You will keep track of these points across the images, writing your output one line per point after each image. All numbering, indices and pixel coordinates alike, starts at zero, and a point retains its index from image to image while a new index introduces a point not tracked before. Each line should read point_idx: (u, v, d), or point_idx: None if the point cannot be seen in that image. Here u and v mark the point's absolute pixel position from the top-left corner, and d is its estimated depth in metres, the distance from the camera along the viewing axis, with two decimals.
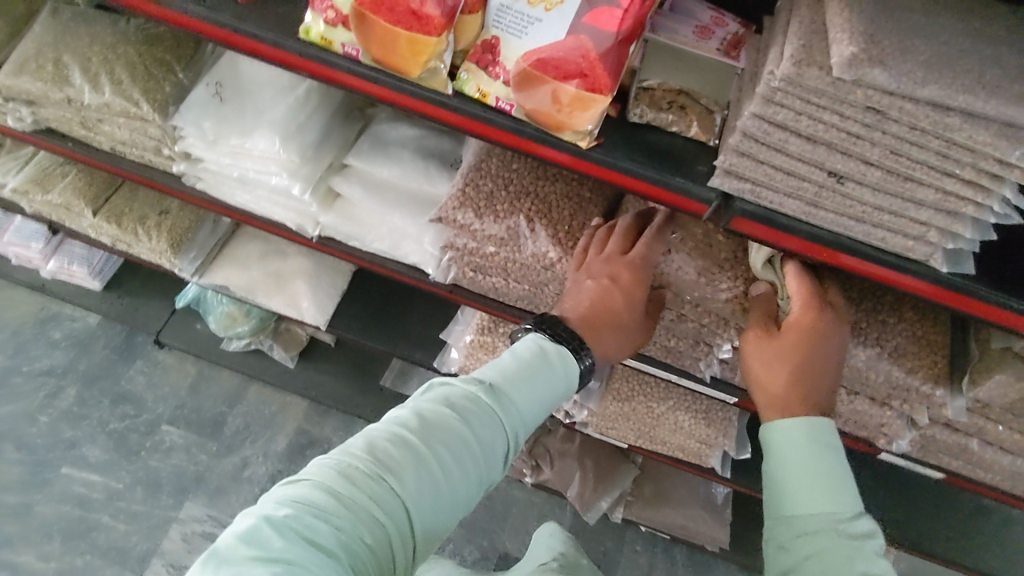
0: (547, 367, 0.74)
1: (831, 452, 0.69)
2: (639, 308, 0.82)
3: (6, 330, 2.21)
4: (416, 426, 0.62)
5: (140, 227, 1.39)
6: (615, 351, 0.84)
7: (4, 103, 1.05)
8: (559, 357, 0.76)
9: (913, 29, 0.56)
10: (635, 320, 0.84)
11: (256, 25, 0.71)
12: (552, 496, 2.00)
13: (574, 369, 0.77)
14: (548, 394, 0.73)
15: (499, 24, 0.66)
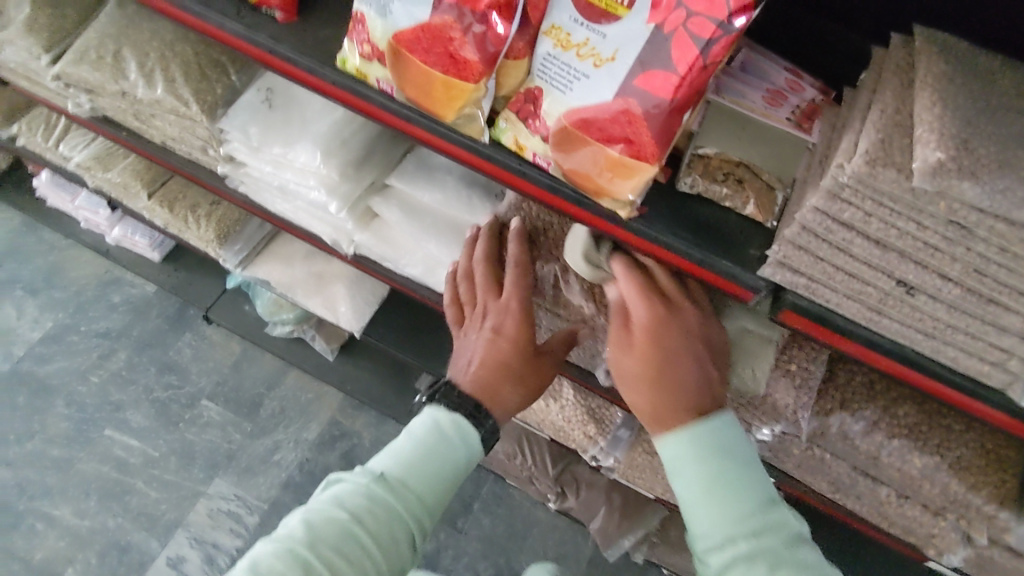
0: (445, 443, 0.75)
1: (728, 454, 0.65)
2: (530, 356, 0.83)
3: (70, 289, 2.31)
4: (301, 537, 0.65)
5: (191, 215, 1.41)
6: (521, 404, 0.84)
7: (63, 88, 1.06)
8: (458, 429, 0.76)
9: (1011, 137, 0.49)
10: (531, 368, 0.84)
11: (293, 49, 0.67)
12: (575, 523, 1.92)
13: (475, 439, 0.77)
14: (451, 470, 0.74)
15: (543, 75, 0.60)
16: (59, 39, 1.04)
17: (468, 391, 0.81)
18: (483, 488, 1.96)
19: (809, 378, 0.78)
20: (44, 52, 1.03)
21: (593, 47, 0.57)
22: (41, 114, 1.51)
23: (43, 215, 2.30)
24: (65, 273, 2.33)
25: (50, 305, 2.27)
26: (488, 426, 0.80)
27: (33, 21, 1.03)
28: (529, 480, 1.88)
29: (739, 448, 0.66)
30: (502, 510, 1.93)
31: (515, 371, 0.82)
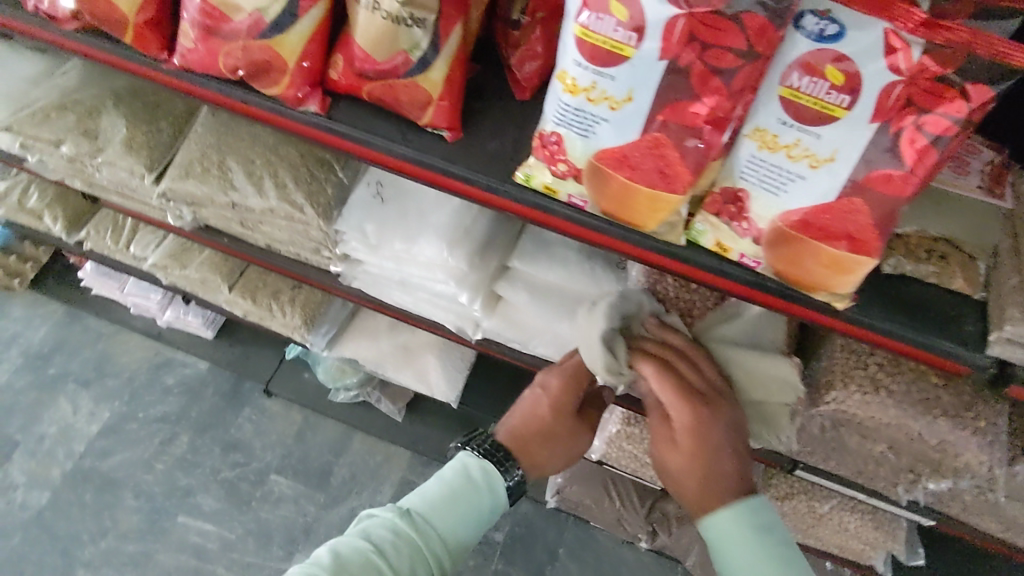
0: (472, 488, 0.80)
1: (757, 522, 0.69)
2: (566, 420, 0.91)
3: (122, 376, 2.02)
4: (327, 563, 0.68)
5: (274, 302, 1.40)
6: (546, 464, 0.90)
7: (164, 202, 1.04)
8: (485, 474, 0.82)
9: None
10: (563, 432, 0.91)
11: (466, 168, 0.66)
12: (662, 556, 1.76)
13: (502, 489, 0.82)
14: (474, 513, 0.79)
15: (748, 177, 0.59)
16: (159, 156, 1.02)
17: (501, 438, 0.89)
18: (566, 532, 1.80)
19: (997, 429, 0.76)
20: (146, 172, 1.01)
21: (806, 147, 0.56)
22: (107, 215, 1.49)
23: (66, 303, 2.09)
24: (115, 360, 2.05)
25: (99, 396, 1.99)
26: (517, 478, 0.85)
27: (132, 140, 1.02)
28: (617, 523, 1.69)
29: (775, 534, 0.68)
30: (588, 552, 1.76)
31: (546, 428, 0.90)
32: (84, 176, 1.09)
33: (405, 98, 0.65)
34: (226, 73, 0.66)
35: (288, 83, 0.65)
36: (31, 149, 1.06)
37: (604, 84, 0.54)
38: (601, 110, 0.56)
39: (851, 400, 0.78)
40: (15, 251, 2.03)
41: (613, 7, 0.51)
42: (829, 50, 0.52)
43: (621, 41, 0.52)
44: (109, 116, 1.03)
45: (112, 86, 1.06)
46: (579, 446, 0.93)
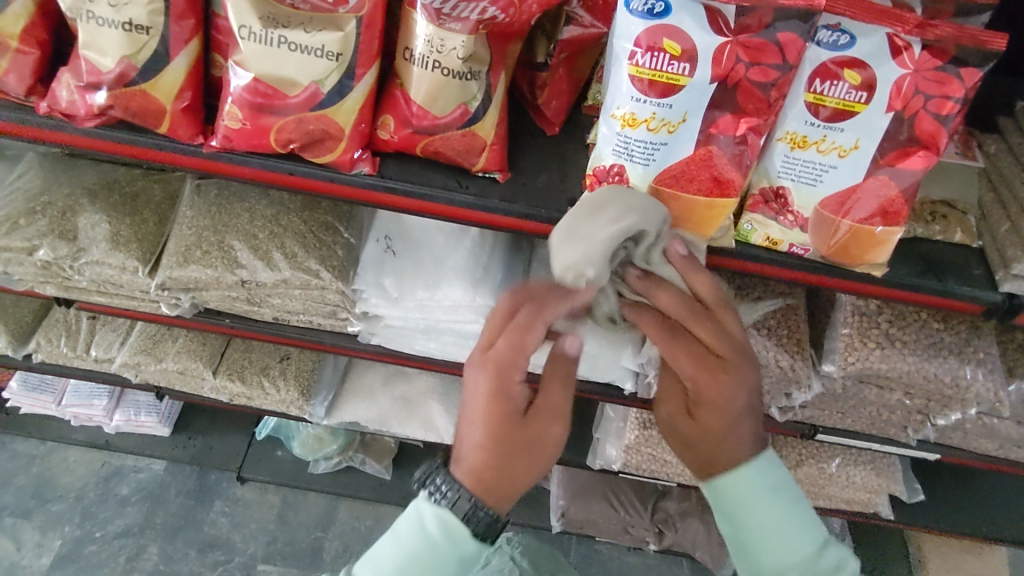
0: (431, 550, 0.60)
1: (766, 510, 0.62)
2: (508, 406, 0.62)
3: (68, 498, 1.73)
4: None
5: (265, 379, 1.35)
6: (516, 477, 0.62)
7: (161, 293, 0.98)
8: (443, 529, 0.59)
9: None
10: (518, 426, 0.62)
11: (528, 204, 0.70)
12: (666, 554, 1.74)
13: (469, 546, 0.61)
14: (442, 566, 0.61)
15: (787, 175, 0.67)
16: (151, 247, 0.98)
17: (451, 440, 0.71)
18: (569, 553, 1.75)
19: (992, 357, 0.89)
20: (140, 264, 0.97)
21: (833, 141, 0.65)
22: (57, 321, 1.38)
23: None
24: (62, 481, 1.75)
25: (46, 525, 1.68)
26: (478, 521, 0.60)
27: (118, 234, 0.97)
28: (623, 531, 1.65)
29: (780, 479, 0.63)
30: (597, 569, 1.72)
31: (486, 441, 0.61)
32: (60, 281, 1.01)
33: (458, 147, 0.68)
34: (277, 148, 0.66)
35: (343, 149, 0.66)
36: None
37: (664, 111, 0.61)
38: (660, 136, 0.62)
39: (872, 355, 0.87)
40: None
41: (665, 44, 0.58)
42: (844, 57, 0.61)
43: (677, 73, 0.59)
44: (86, 214, 0.98)
45: (83, 183, 1.01)
46: (548, 439, 0.63)
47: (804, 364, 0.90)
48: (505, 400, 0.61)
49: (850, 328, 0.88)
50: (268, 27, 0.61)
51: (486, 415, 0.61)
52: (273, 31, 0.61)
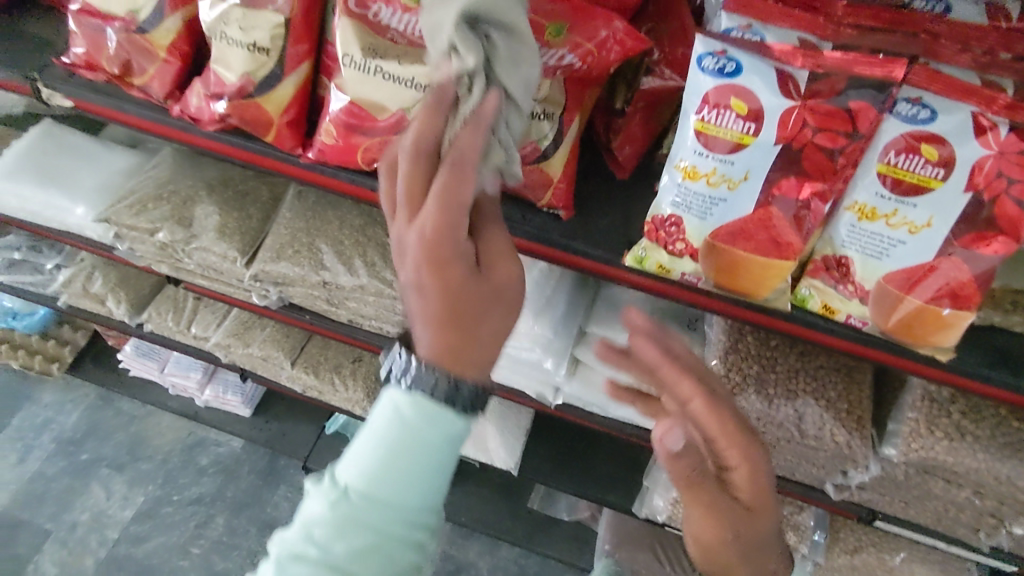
0: (407, 429, 0.56)
1: None
2: (445, 260, 0.52)
3: (155, 459, 1.89)
4: None
5: (336, 376, 1.44)
6: (464, 343, 0.55)
7: (253, 283, 1.09)
8: (415, 408, 0.55)
9: None
10: (455, 275, 0.53)
11: (587, 243, 0.72)
12: None
13: (452, 426, 0.56)
14: (430, 462, 0.56)
15: (852, 245, 0.65)
16: (251, 241, 1.09)
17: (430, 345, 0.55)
18: None
19: None
20: (239, 255, 1.08)
21: (904, 215, 0.63)
22: (168, 298, 1.54)
23: (97, 385, 1.98)
24: (152, 443, 1.92)
25: (133, 480, 1.85)
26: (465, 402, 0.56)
27: (226, 226, 1.09)
28: None
29: None
30: None
31: (435, 311, 0.53)
32: (173, 261, 1.14)
33: (526, 181, 0.71)
34: (363, 165, 0.73)
35: None
36: (125, 238, 1.13)
37: (726, 167, 0.61)
38: (720, 191, 0.63)
39: (939, 446, 0.81)
40: (53, 337, 1.92)
41: (733, 102, 0.59)
42: (923, 131, 0.60)
43: (741, 131, 0.60)
44: (202, 205, 1.11)
45: (205, 178, 1.14)
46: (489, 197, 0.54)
47: (862, 443, 0.86)
48: (442, 236, 0.52)
49: (917, 414, 0.83)
50: (368, 56, 0.67)
51: (428, 300, 0.53)
52: (371, 60, 0.67)
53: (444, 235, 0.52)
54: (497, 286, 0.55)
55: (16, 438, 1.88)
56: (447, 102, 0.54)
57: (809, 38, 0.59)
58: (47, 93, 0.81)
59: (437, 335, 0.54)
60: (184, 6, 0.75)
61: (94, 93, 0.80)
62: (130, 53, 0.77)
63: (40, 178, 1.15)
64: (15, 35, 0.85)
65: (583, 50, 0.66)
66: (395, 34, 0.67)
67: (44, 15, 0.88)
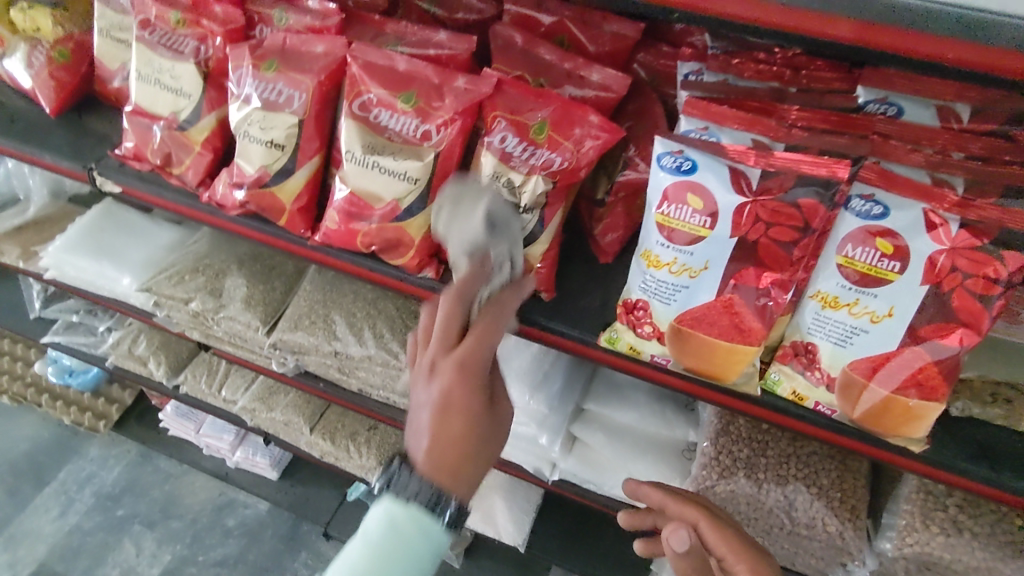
0: (399, 539, 0.62)
1: None
2: (471, 396, 0.63)
3: (185, 518, 1.95)
4: None
5: (352, 443, 1.48)
6: (452, 469, 0.63)
7: (272, 351, 1.16)
8: (410, 521, 0.62)
9: None
10: (473, 411, 0.63)
11: (565, 324, 0.76)
12: None
13: (440, 535, 0.63)
14: (409, 567, 0.62)
15: (817, 332, 0.67)
16: (273, 311, 1.17)
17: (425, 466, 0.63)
18: None
19: None
20: (262, 324, 1.16)
21: (865, 305, 0.65)
22: (203, 361, 1.64)
23: (137, 443, 2.07)
24: (181, 503, 1.98)
25: (162, 539, 1.90)
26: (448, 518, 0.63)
27: (251, 297, 1.17)
28: None
29: None
30: None
31: (459, 439, 0.63)
32: (203, 328, 1.23)
33: None
34: (362, 248, 0.79)
35: (413, 255, 0.78)
36: (163, 306, 1.23)
37: (686, 257, 0.66)
38: (682, 279, 0.67)
39: (933, 541, 0.79)
40: (104, 395, 2.05)
41: (689, 199, 0.64)
42: (877, 227, 0.62)
43: (699, 225, 0.64)
44: (232, 277, 1.20)
45: (238, 252, 1.24)
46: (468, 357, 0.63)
47: (856, 535, 0.84)
48: (470, 378, 0.62)
49: (912, 508, 0.81)
50: (366, 153, 0.75)
51: (442, 428, 0.62)
52: (369, 156, 0.75)
53: (479, 365, 0.63)
54: (498, 424, 0.66)
55: (60, 491, 1.97)
56: (487, 274, 0.66)
57: (762, 140, 0.64)
58: (101, 180, 0.93)
59: (435, 452, 0.63)
60: (217, 109, 0.87)
61: (138, 180, 0.91)
62: (171, 147, 0.88)
63: (95, 251, 1.28)
64: (82, 131, 0.98)
65: (561, 147, 0.72)
66: (392, 134, 0.75)
67: (107, 113, 1.01)
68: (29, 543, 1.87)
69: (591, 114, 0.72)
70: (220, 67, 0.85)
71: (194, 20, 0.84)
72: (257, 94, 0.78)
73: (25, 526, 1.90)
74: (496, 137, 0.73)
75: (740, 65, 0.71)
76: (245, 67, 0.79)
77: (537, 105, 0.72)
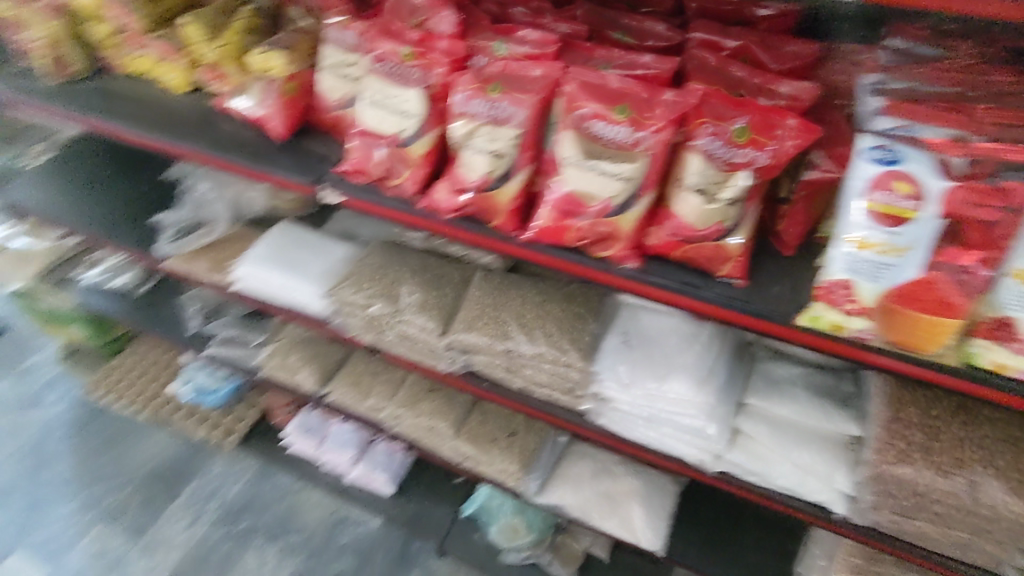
0: None
1: None
2: None
3: (302, 532, 2.03)
4: None
5: (494, 448, 1.58)
6: None
7: (445, 351, 1.29)
8: None
9: None
10: None
11: (765, 306, 0.84)
12: None
13: None
14: None
15: (1017, 306, 0.70)
16: (447, 315, 1.30)
17: None
18: None
19: None
20: (438, 326, 1.29)
21: None
22: (350, 372, 1.77)
23: (259, 459, 2.19)
24: (298, 518, 2.07)
25: (283, 553, 1.98)
26: None
27: (426, 302, 1.31)
28: None
29: None
30: None
31: None
32: (376, 332, 1.37)
33: (712, 254, 0.87)
34: (572, 242, 0.91)
35: (621, 247, 0.89)
36: (342, 312, 1.38)
37: (894, 239, 0.71)
38: (889, 258, 0.72)
39: None
40: (234, 412, 2.24)
41: (897, 185, 0.70)
42: None
43: (906, 208, 0.70)
44: (407, 285, 1.34)
45: (409, 263, 1.39)
46: None
47: None
48: None
49: None
50: (585, 158, 0.87)
51: None
52: (589, 160, 0.87)
53: None
54: None
55: (188, 504, 2.10)
56: None
57: (958, 132, 0.72)
58: (325, 193, 1.07)
59: None
60: (437, 125, 1.01)
61: (358, 191, 1.06)
62: (393, 162, 1.03)
63: (280, 264, 1.45)
64: (304, 153, 1.15)
65: (764, 146, 0.80)
66: (605, 141, 0.86)
67: (324, 138, 1.18)
68: (164, 551, 1.98)
69: (787, 119, 0.80)
70: (439, 92, 0.98)
71: (419, 51, 0.98)
72: (482, 113, 0.92)
73: (159, 534, 2.02)
74: (703, 140, 0.82)
75: (927, 75, 0.80)
76: (470, 90, 0.92)
77: (737, 113, 0.81)
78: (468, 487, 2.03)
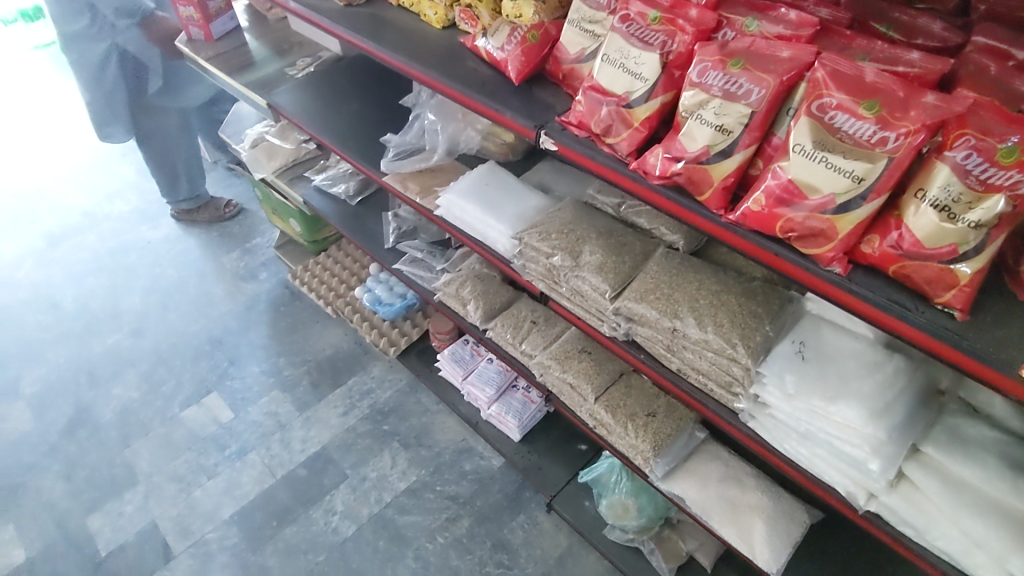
0: None
1: None
2: None
3: (432, 449, 2.20)
4: None
5: (630, 422, 1.59)
6: None
7: (611, 315, 1.32)
8: None
9: None
10: None
11: (982, 345, 0.76)
12: None
13: None
14: None
15: None
16: (621, 282, 1.32)
17: None
18: None
19: None
20: (610, 290, 1.31)
21: None
22: (512, 316, 1.87)
23: (411, 374, 2.40)
24: (432, 435, 2.24)
25: (413, 461, 2.16)
26: None
27: (604, 264, 1.34)
28: None
29: None
30: None
31: None
32: (550, 282, 1.43)
33: (933, 276, 0.79)
34: (779, 233, 0.89)
35: (830, 248, 0.85)
36: (524, 256, 1.46)
37: None
38: None
39: None
40: (399, 325, 2.43)
41: None
42: None
43: None
44: (590, 245, 1.38)
45: (597, 225, 1.43)
46: None
47: None
48: None
49: None
50: (817, 149, 0.84)
51: None
52: (820, 152, 0.83)
53: None
54: None
55: (347, 395, 2.36)
56: None
57: None
58: (543, 138, 1.14)
59: None
60: (667, 92, 1.02)
61: (574, 142, 1.11)
62: (613, 120, 1.05)
63: (479, 200, 1.57)
64: (531, 98, 1.22)
65: None
66: (844, 135, 0.82)
67: (552, 87, 1.24)
68: (319, 427, 2.26)
69: None
70: (678, 60, 1.00)
71: (668, 17, 1.00)
72: (717, 85, 0.92)
73: (319, 413, 2.30)
74: (959, 153, 0.76)
75: None
76: (711, 61, 0.93)
77: (1011, 130, 0.73)
78: (591, 456, 2.07)
